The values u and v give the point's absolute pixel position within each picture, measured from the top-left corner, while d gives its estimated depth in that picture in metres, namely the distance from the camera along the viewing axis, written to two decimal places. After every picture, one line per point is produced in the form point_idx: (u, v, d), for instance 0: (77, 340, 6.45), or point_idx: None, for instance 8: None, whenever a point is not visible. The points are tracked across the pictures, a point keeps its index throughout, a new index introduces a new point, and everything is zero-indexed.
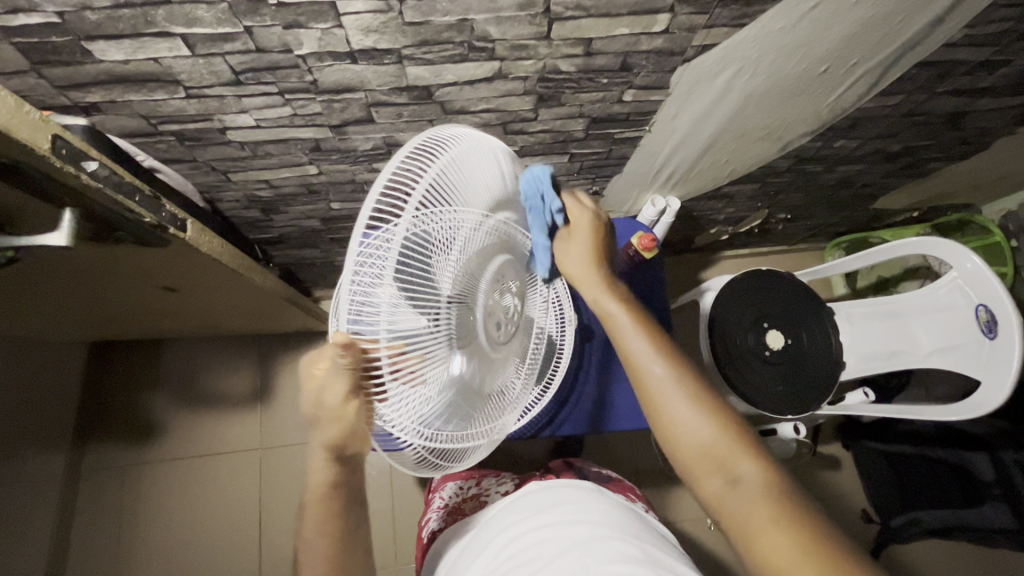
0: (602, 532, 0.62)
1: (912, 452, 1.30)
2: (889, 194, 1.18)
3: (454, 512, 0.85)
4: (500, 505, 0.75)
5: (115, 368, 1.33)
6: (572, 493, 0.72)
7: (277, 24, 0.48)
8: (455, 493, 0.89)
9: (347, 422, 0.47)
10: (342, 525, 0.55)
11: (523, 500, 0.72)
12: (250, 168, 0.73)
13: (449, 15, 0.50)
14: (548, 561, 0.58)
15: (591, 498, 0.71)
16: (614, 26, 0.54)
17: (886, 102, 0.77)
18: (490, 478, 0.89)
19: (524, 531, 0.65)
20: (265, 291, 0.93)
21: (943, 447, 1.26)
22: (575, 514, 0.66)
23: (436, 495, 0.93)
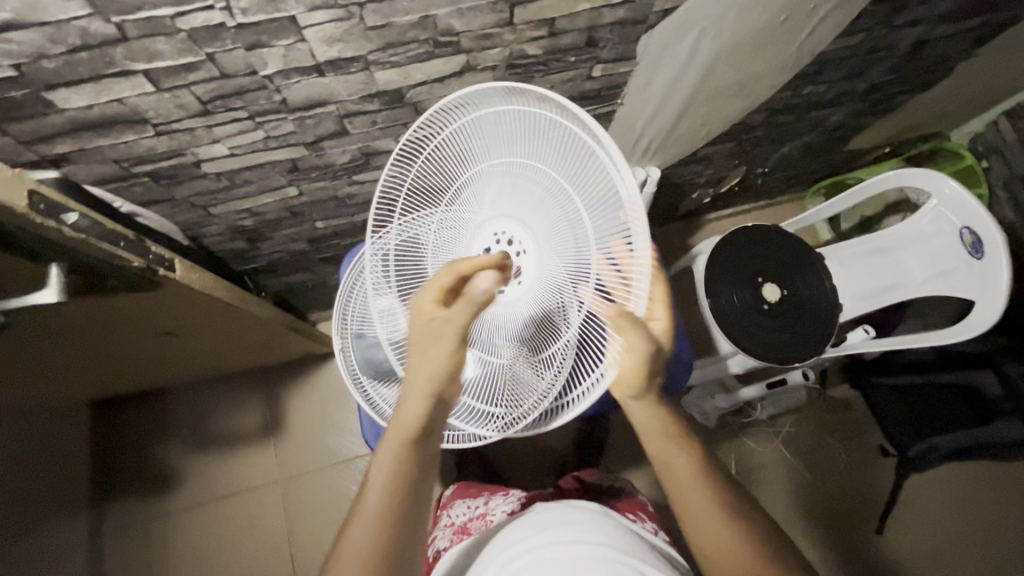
0: (606, 555, 0.61)
1: (917, 381, 1.33)
2: (861, 134, 1.20)
3: (461, 530, 0.84)
4: (506, 524, 0.76)
5: (119, 424, 1.31)
6: (575, 512, 0.72)
7: (239, 47, 0.48)
8: (463, 512, 0.88)
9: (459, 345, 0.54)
10: (410, 479, 0.56)
11: (527, 520, 0.72)
12: (229, 199, 0.72)
13: (411, 13, 0.49)
14: None
15: (595, 518, 0.71)
16: (575, 2, 0.54)
17: (848, 42, 0.78)
18: (499, 496, 0.88)
19: (526, 551, 0.65)
20: (264, 321, 0.92)
21: (945, 370, 1.30)
22: (577, 532, 0.66)
23: (444, 513, 0.92)
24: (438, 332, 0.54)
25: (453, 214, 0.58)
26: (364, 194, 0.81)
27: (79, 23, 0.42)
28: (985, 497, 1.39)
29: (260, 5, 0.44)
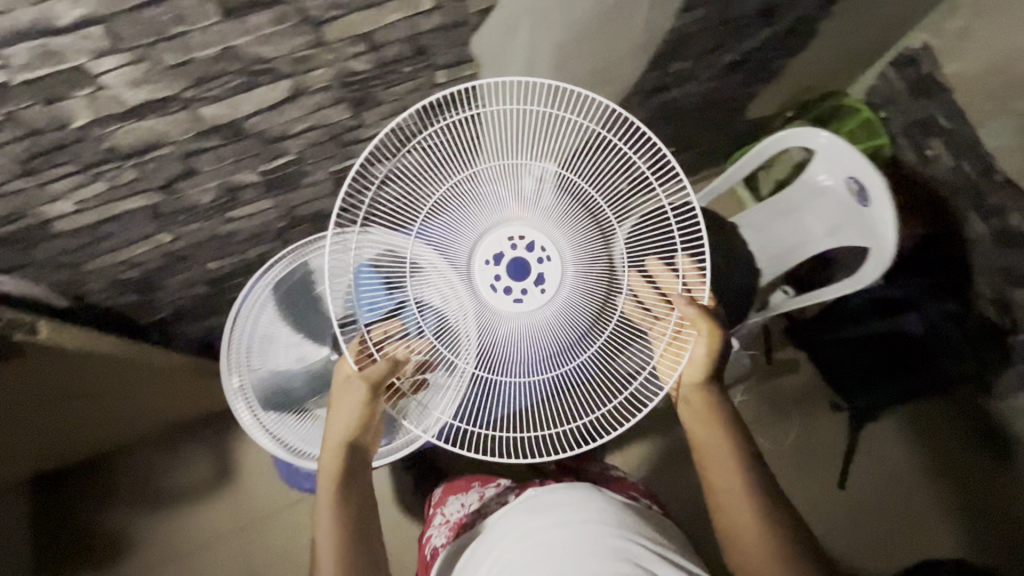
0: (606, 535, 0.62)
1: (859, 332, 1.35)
2: (756, 100, 1.23)
3: (458, 527, 0.83)
4: (499, 512, 0.74)
5: (61, 498, 1.27)
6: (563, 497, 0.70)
7: (37, 101, 0.48)
8: (457, 507, 0.86)
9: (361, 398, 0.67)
10: (355, 504, 0.67)
11: (519, 506, 0.71)
12: (100, 252, 0.72)
13: (208, 47, 0.50)
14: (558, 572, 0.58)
15: (589, 494, 0.70)
16: (383, 15, 0.55)
17: (696, 16, 0.80)
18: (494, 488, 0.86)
19: (524, 536, 0.65)
20: (163, 368, 0.94)
21: (878, 318, 1.33)
22: (573, 513, 0.65)
23: (436, 510, 0.89)
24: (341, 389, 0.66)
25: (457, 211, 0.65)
26: (247, 228, 0.81)
27: None
28: (936, 438, 1.41)
29: (41, 58, 0.44)
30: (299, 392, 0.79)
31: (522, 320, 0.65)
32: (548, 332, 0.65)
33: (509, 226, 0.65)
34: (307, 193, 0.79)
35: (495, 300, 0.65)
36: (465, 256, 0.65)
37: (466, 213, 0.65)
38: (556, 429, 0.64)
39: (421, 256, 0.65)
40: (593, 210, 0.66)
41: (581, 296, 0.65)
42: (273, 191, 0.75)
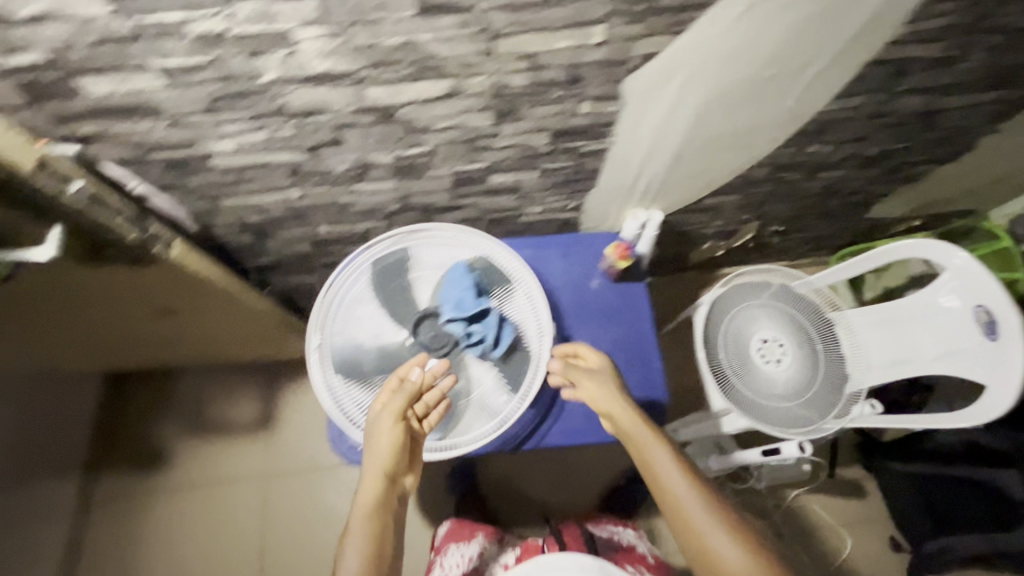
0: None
1: (937, 471, 1.18)
2: (881, 202, 1.18)
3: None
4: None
5: (124, 403, 1.35)
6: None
7: (240, 53, 0.53)
8: (459, 563, 0.92)
9: (389, 426, 0.72)
10: (384, 524, 0.70)
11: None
12: (236, 193, 0.78)
13: (395, 35, 0.54)
14: None
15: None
16: (555, 39, 0.57)
17: (848, 104, 0.77)
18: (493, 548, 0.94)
19: None
20: (256, 312, 0.96)
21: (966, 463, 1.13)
22: None
23: (436, 562, 0.94)
24: (383, 416, 0.73)
25: (739, 300, 1.13)
26: (364, 204, 0.86)
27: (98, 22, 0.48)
28: None
29: (255, 17, 0.50)
30: (365, 363, 0.81)
31: (777, 371, 1.08)
32: (792, 380, 1.08)
33: (769, 324, 1.12)
34: (427, 184, 0.83)
35: (761, 360, 1.09)
36: (749, 330, 1.11)
37: (749, 311, 1.13)
38: (785, 419, 1.05)
39: (719, 316, 1.12)
40: (812, 315, 1.12)
41: (814, 362, 1.09)
42: (399, 176, 0.79)
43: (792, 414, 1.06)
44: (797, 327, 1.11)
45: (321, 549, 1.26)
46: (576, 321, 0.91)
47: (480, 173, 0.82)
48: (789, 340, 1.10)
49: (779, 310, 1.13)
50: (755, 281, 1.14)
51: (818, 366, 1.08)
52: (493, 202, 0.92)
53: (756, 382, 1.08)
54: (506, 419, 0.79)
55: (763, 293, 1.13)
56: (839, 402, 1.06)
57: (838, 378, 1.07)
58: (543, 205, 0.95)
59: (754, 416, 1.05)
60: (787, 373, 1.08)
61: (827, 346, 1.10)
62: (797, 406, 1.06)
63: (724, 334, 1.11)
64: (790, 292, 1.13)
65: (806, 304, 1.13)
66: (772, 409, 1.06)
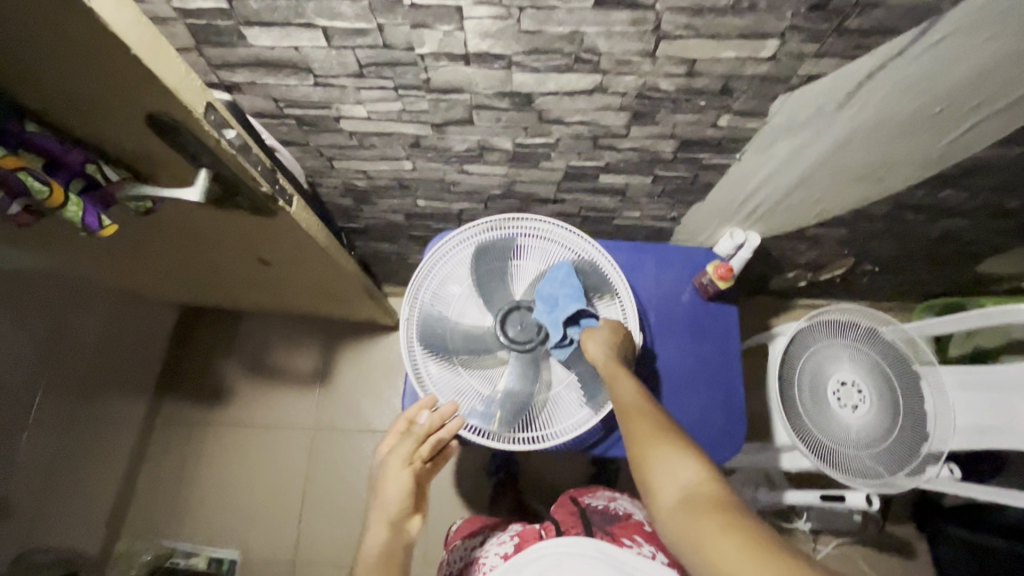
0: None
1: (981, 542, 1.12)
2: (992, 258, 1.10)
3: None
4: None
5: (196, 337, 1.40)
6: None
7: (407, 23, 0.53)
8: (461, 556, 0.83)
9: (397, 472, 0.65)
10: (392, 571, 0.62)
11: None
12: (352, 157, 0.79)
13: (563, 25, 0.52)
14: None
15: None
16: (722, 48, 0.55)
17: (1004, 153, 0.72)
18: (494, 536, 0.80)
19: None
20: (343, 274, 0.98)
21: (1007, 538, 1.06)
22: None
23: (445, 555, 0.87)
24: (390, 464, 0.66)
25: (825, 337, 1.08)
26: (468, 184, 0.85)
27: None
28: None
29: None
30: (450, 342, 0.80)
31: (853, 417, 1.04)
32: (867, 430, 1.04)
33: (852, 367, 1.07)
34: (536, 174, 0.82)
35: (837, 404, 1.05)
36: (829, 371, 1.07)
37: (833, 350, 1.08)
38: (855, 468, 1.01)
39: (801, 351, 1.07)
40: (903, 365, 1.05)
41: (895, 415, 1.03)
42: (513, 163, 0.78)
43: (862, 465, 1.01)
44: (882, 375, 1.06)
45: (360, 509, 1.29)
46: (662, 334, 0.89)
47: (592, 171, 0.80)
48: (870, 387, 1.06)
49: (865, 354, 1.07)
50: (847, 321, 1.07)
51: (898, 420, 1.03)
52: (594, 201, 0.90)
53: (828, 426, 1.04)
54: (580, 424, 0.76)
55: (852, 334, 1.08)
56: (915, 459, 1.01)
57: (919, 434, 1.01)
58: (642, 211, 0.93)
59: (823, 459, 1.02)
60: (862, 421, 1.04)
61: (910, 399, 1.03)
62: (869, 457, 1.02)
63: (802, 370, 1.07)
64: (882, 337, 1.07)
65: (897, 352, 1.06)
66: (842, 456, 1.02)
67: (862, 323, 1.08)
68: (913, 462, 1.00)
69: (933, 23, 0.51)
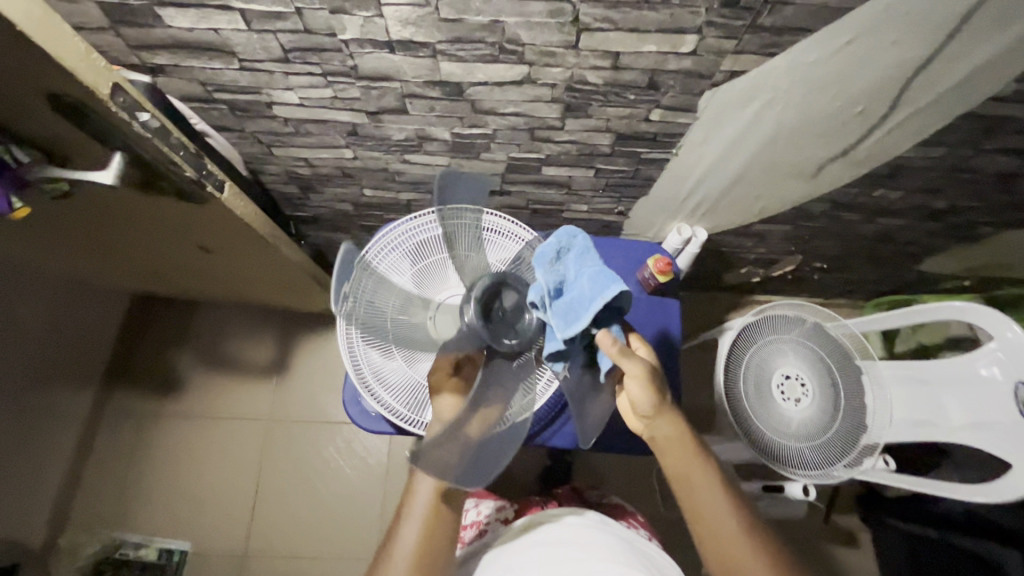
0: (595, 532, 0.67)
1: (917, 531, 1.18)
2: (933, 257, 1.14)
3: (454, 540, 0.83)
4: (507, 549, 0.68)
5: (149, 325, 1.38)
6: (608, 538, 0.66)
7: (324, 8, 0.53)
8: None
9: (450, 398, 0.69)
10: (445, 523, 0.67)
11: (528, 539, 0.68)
12: (290, 144, 0.78)
13: (482, 14, 0.52)
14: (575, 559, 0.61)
15: (589, 528, 0.68)
16: (642, 42, 0.55)
17: (929, 154, 0.74)
18: (492, 505, 0.84)
19: (535, 554, 0.64)
20: (289, 263, 0.97)
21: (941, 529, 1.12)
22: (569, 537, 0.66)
23: None
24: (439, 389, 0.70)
25: (770, 333, 1.09)
26: (412, 174, 0.85)
27: None
28: None
29: None
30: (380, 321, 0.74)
31: (794, 411, 1.06)
32: (808, 423, 1.05)
33: (795, 361, 1.09)
34: (479, 166, 0.82)
35: (780, 397, 1.07)
36: (773, 365, 1.09)
37: (777, 346, 1.10)
38: (795, 461, 1.03)
39: (747, 346, 1.09)
40: (846, 360, 1.08)
41: (836, 408, 1.06)
42: (454, 153, 0.78)
43: (803, 457, 1.04)
44: (825, 370, 1.08)
45: (313, 500, 1.29)
46: None
47: (534, 163, 0.81)
48: (813, 381, 1.07)
49: (809, 349, 1.09)
50: (791, 317, 1.10)
51: (839, 414, 1.05)
52: (541, 194, 0.90)
53: (772, 419, 1.06)
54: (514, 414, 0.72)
55: (795, 330, 1.10)
56: (854, 450, 1.04)
57: (857, 427, 1.04)
58: (588, 205, 0.94)
59: (765, 451, 1.04)
60: (804, 415, 1.06)
61: (850, 392, 1.06)
62: (808, 450, 1.04)
63: (748, 365, 1.08)
64: (825, 333, 1.10)
65: (840, 347, 1.09)
66: (784, 449, 1.04)
67: (806, 319, 1.10)
68: (851, 454, 1.04)
69: (843, 23, 0.53)
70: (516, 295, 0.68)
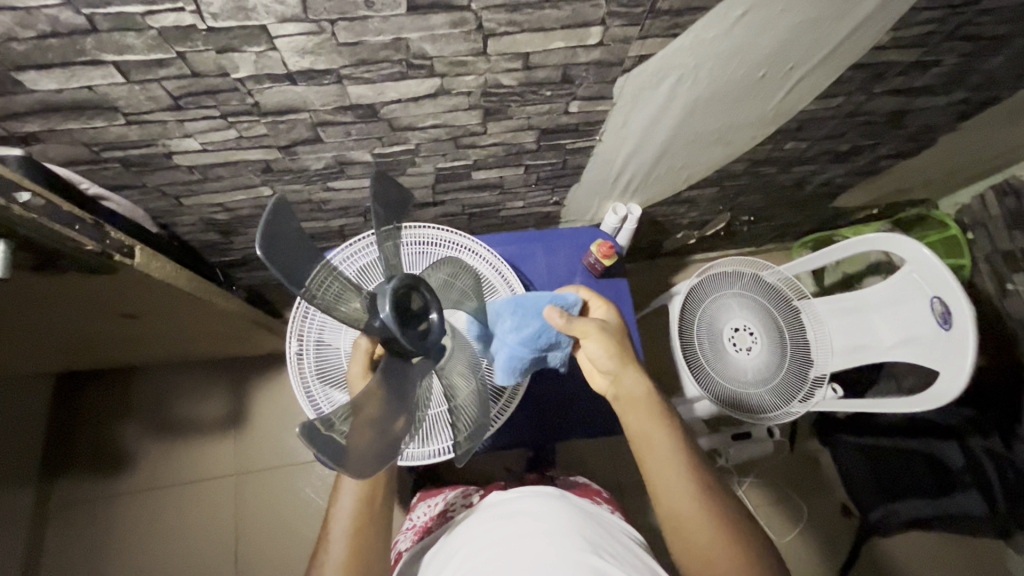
0: (549, 506, 0.64)
1: (887, 445, 1.24)
2: (845, 194, 1.22)
3: (422, 530, 0.81)
4: (465, 536, 0.65)
5: (81, 403, 1.26)
6: (565, 509, 0.65)
7: (210, 49, 0.49)
8: (425, 511, 0.85)
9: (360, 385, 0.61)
10: (373, 524, 0.61)
11: (484, 523, 0.64)
12: (201, 192, 0.72)
13: (383, 34, 0.50)
14: (528, 543, 0.58)
15: (544, 504, 0.65)
16: (550, 40, 0.55)
17: (828, 104, 0.79)
18: (458, 491, 0.85)
19: (490, 542, 0.60)
20: (226, 313, 0.91)
21: (914, 436, 1.22)
22: (523, 514, 0.63)
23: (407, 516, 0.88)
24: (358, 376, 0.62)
25: (712, 290, 1.15)
26: (339, 200, 0.82)
27: (47, 11, 0.43)
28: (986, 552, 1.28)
29: (230, 12, 0.45)
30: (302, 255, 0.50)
31: (747, 358, 1.12)
32: (761, 366, 1.11)
33: (739, 312, 1.14)
34: (407, 181, 0.80)
35: (734, 348, 1.13)
36: (721, 320, 1.14)
37: (720, 302, 1.15)
38: (756, 406, 1.09)
39: (694, 307, 1.14)
40: (784, 303, 1.15)
41: (783, 348, 1.12)
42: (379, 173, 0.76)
43: (761, 400, 1.10)
44: (768, 315, 1.14)
45: (298, 546, 1.24)
46: None
47: (463, 170, 0.79)
48: (759, 326, 1.14)
49: (751, 297, 1.15)
50: (728, 271, 1.15)
51: (786, 352, 1.12)
52: (476, 197, 0.89)
53: (729, 371, 1.11)
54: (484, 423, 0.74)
55: (734, 282, 1.15)
56: (805, 385, 1.10)
57: (804, 363, 1.11)
58: (524, 200, 0.93)
59: (728, 403, 1.09)
60: (757, 360, 1.12)
61: (795, 332, 1.13)
62: (765, 393, 1.10)
63: (697, 325, 1.13)
64: (762, 281, 1.16)
65: (776, 291, 1.16)
66: (744, 396, 1.10)
67: (743, 271, 1.16)
68: (801, 388, 1.10)
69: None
70: (429, 296, 0.60)
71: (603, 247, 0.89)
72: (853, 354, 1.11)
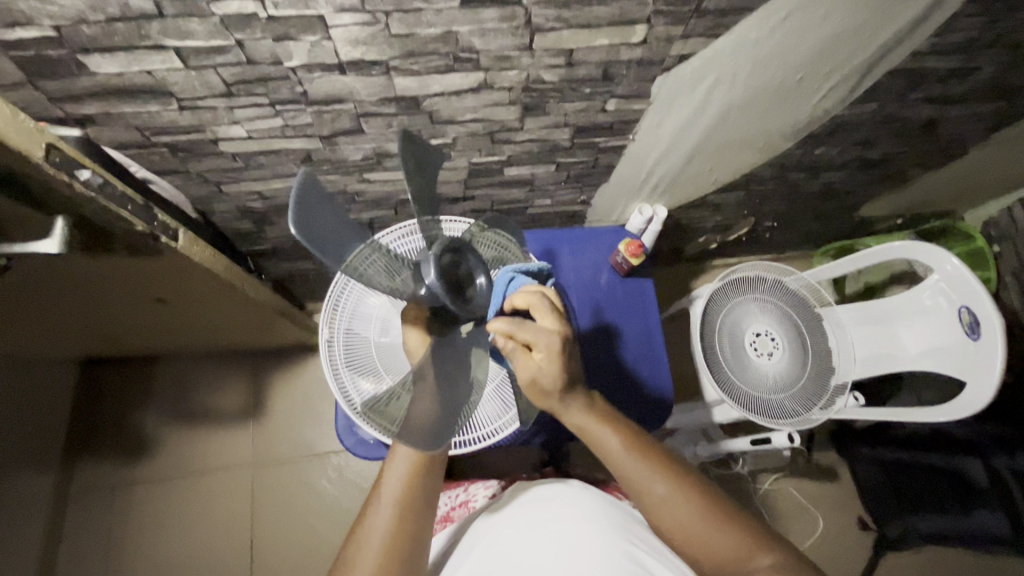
0: (575, 495, 0.64)
1: (907, 460, 1.22)
2: (871, 203, 1.22)
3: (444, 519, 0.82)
4: (492, 525, 0.65)
5: (104, 388, 1.29)
6: (592, 498, 0.65)
7: (267, 37, 0.50)
8: (447, 502, 0.86)
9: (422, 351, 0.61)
10: (417, 503, 0.59)
11: (510, 513, 0.64)
12: (241, 179, 0.74)
13: (434, 26, 0.51)
14: (556, 532, 0.58)
15: (569, 492, 0.65)
16: (594, 37, 0.56)
17: (862, 110, 0.79)
18: (478, 483, 0.87)
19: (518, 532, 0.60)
20: (255, 301, 0.92)
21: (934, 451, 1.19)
22: (549, 505, 0.63)
23: None
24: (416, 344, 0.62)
25: (735, 294, 1.15)
26: (372, 192, 0.83)
27: None
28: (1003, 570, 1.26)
29: (290, 1, 0.47)
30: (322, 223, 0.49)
31: (768, 364, 1.12)
32: (781, 372, 1.11)
33: (761, 317, 1.15)
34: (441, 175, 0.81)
35: (755, 352, 1.12)
36: (743, 325, 1.14)
37: (743, 306, 1.15)
38: (775, 411, 1.08)
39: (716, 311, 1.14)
40: (807, 309, 1.15)
41: (804, 355, 1.12)
42: None
43: (781, 406, 1.09)
44: (790, 321, 1.14)
45: (312, 536, 1.25)
46: (585, 315, 0.91)
47: (496, 165, 0.80)
48: (780, 331, 1.14)
49: (773, 302, 1.15)
50: (751, 276, 1.15)
51: (808, 359, 1.11)
52: (505, 194, 0.90)
53: (750, 375, 1.11)
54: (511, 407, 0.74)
55: (757, 287, 1.15)
56: (826, 392, 1.10)
57: (826, 370, 1.11)
58: (552, 198, 0.94)
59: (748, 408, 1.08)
60: (778, 365, 1.12)
61: (817, 339, 1.12)
62: (785, 399, 1.10)
63: (719, 328, 1.13)
64: (784, 287, 1.16)
65: (799, 297, 1.16)
66: (764, 401, 1.09)
67: (766, 276, 1.16)
68: (822, 394, 1.10)
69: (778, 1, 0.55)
70: (475, 261, 0.61)
71: (631, 246, 0.90)
72: (875, 362, 1.10)
